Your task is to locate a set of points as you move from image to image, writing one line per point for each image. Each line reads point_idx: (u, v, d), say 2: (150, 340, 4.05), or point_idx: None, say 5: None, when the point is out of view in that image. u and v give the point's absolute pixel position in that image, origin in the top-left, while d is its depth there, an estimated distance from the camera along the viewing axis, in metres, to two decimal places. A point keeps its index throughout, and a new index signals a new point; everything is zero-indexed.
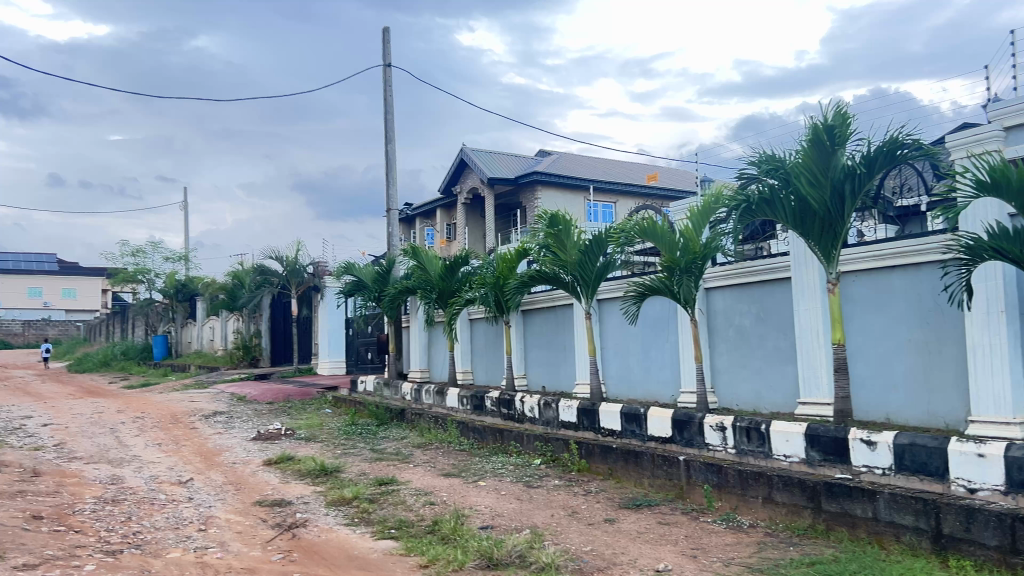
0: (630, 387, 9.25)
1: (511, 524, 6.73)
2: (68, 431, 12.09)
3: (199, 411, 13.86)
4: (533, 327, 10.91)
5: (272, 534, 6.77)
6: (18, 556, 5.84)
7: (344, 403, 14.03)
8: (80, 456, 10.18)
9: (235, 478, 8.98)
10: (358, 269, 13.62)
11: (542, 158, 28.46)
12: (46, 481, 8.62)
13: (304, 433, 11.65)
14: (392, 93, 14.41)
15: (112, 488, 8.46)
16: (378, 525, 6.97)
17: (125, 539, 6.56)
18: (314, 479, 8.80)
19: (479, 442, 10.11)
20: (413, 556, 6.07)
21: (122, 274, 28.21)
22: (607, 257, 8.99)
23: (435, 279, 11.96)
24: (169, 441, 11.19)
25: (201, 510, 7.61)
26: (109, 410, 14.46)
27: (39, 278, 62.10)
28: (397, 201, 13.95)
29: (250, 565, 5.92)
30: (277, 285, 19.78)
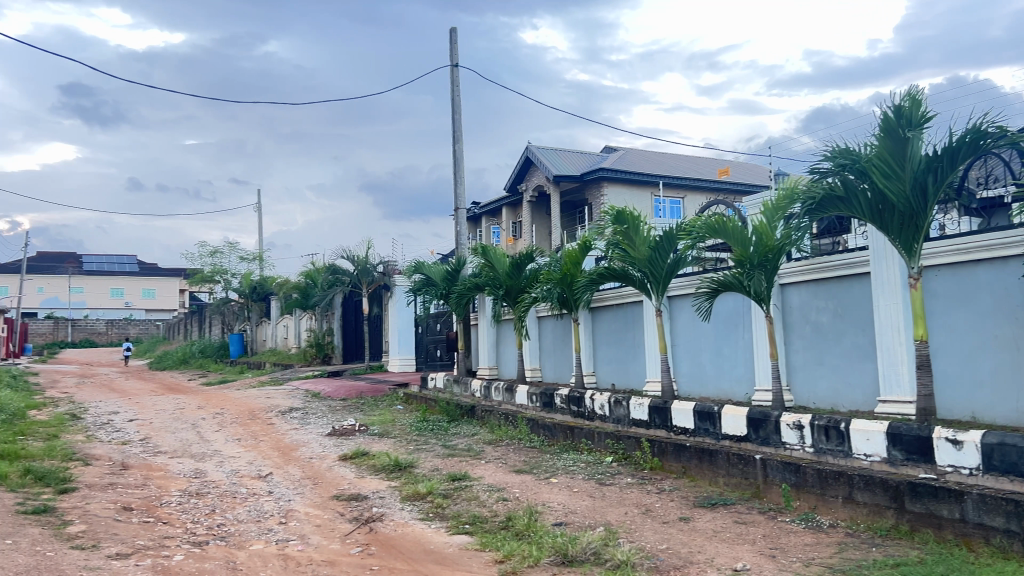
0: (702, 385, 9.15)
1: (585, 521, 6.74)
2: (153, 426, 12.54)
3: (275, 407, 14.21)
4: (601, 324, 10.87)
5: (350, 528, 6.90)
6: (112, 546, 6.09)
7: (415, 399, 14.20)
8: (165, 450, 10.54)
9: (312, 473, 9.18)
10: (427, 268, 13.78)
11: (609, 155, 28.30)
12: (135, 475, 8.95)
13: (377, 429, 11.84)
14: (460, 94, 14.53)
15: (196, 482, 8.74)
16: (452, 520, 7.04)
17: (210, 531, 6.77)
18: (389, 474, 8.95)
19: (549, 440, 10.13)
20: (488, 551, 6.13)
21: (199, 274, 29.08)
22: (677, 254, 8.90)
23: (503, 276, 12.00)
24: (248, 436, 11.51)
25: (281, 503, 7.81)
26: (190, 406, 14.94)
27: (121, 279, 64.42)
28: (464, 200, 14.04)
29: (330, 558, 6.05)
30: (348, 284, 20.17)
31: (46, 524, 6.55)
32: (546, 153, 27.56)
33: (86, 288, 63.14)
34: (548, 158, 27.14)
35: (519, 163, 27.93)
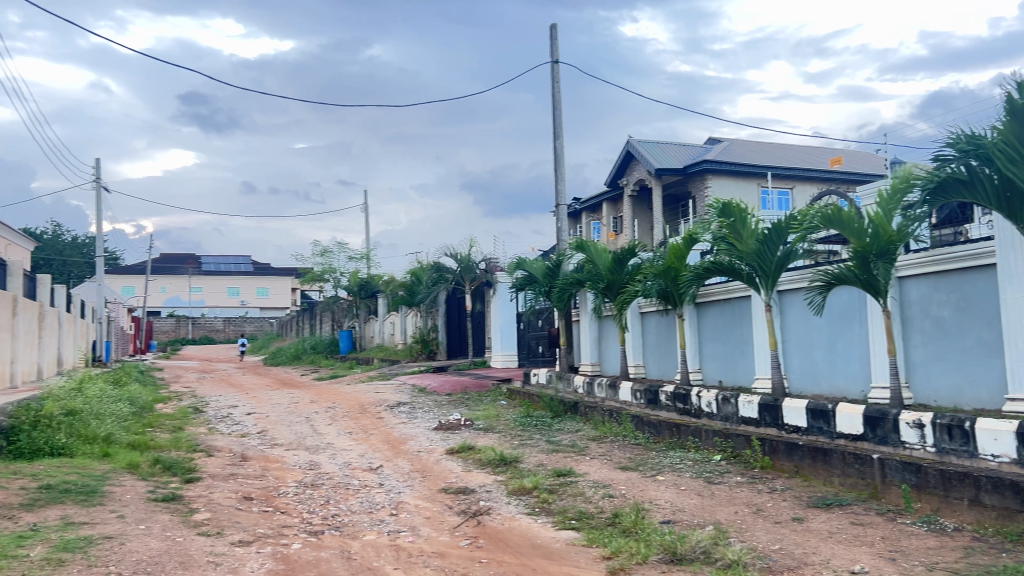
0: (815, 382, 8.88)
1: (694, 520, 6.64)
2: (270, 419, 13.04)
3: (384, 402, 14.57)
4: (707, 320, 10.69)
5: (458, 521, 7.02)
6: (235, 533, 6.39)
7: (518, 394, 14.26)
8: (281, 443, 10.97)
9: (420, 466, 9.37)
10: (528, 264, 13.82)
11: (712, 146, 27.72)
12: (254, 466, 9.36)
13: (482, 424, 11.98)
14: (560, 90, 14.52)
15: (311, 473, 9.07)
16: (558, 515, 7.06)
17: (325, 521, 7.01)
18: (494, 468, 9.06)
19: (655, 437, 10.00)
20: (596, 547, 6.12)
21: (310, 273, 30.08)
22: (787, 247, 8.66)
23: (604, 272, 11.93)
24: (359, 430, 11.85)
25: (392, 495, 8.00)
26: (304, 400, 15.48)
27: (237, 279, 67.26)
28: (565, 196, 14.03)
29: (439, 550, 6.17)
30: (451, 281, 20.46)
31: (175, 511, 6.92)
32: (647, 146, 27.23)
33: (205, 287, 66.23)
34: (649, 151, 26.80)
35: (620, 157, 27.70)
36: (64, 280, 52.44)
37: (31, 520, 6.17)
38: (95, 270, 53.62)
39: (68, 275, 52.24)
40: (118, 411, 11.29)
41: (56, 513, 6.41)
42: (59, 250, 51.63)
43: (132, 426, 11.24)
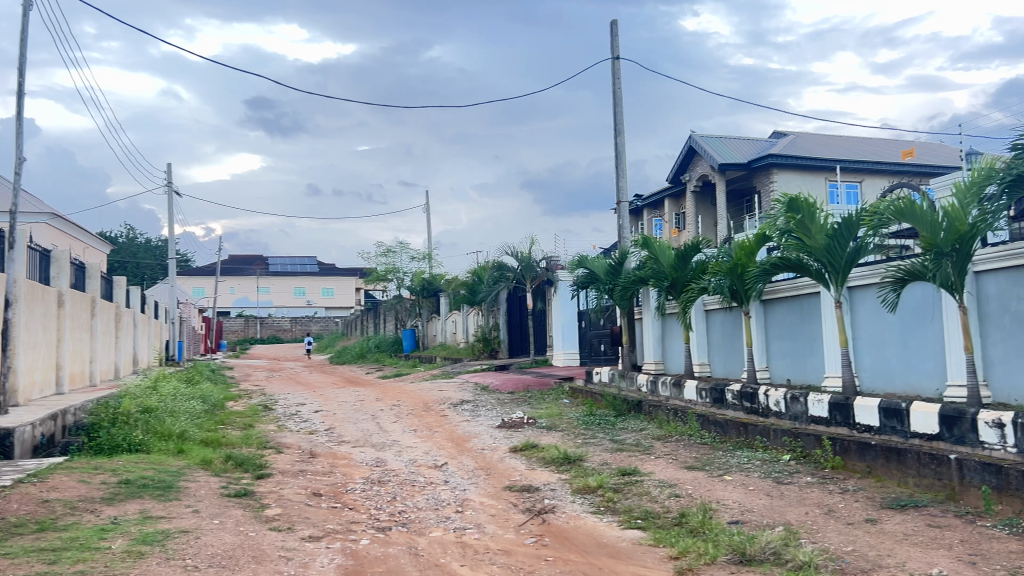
0: (888, 380, 8.64)
1: (763, 520, 6.53)
2: (336, 417, 13.26)
3: (447, 400, 14.67)
4: (774, 317, 10.49)
5: (524, 518, 7.04)
6: (305, 528, 6.51)
7: (580, 393, 14.21)
8: (349, 440, 11.13)
9: (484, 464, 9.42)
10: (590, 262, 13.72)
11: (778, 140, 27.22)
12: (322, 462, 9.53)
13: (545, 422, 11.98)
14: (621, 86, 14.42)
15: (378, 470, 9.19)
16: (624, 514, 7.02)
17: (392, 517, 7.09)
18: (558, 466, 9.05)
19: (721, 436, 9.87)
20: (663, 547, 6.06)
21: (374, 273, 30.47)
22: (858, 241, 8.44)
23: (668, 268, 11.80)
24: (423, 427, 11.96)
25: (457, 493, 8.06)
26: (369, 398, 15.70)
27: (303, 279, 68.51)
28: (627, 192, 13.93)
29: (505, 547, 6.19)
30: (513, 280, 20.50)
31: (248, 506, 7.08)
32: (709, 141, 26.87)
33: (272, 288, 67.67)
34: (712, 146, 26.44)
35: (682, 153, 27.39)
36: (138, 281, 54.16)
37: (112, 513, 6.39)
38: (167, 272, 55.31)
39: (142, 275, 53.92)
40: (191, 408, 11.62)
41: (135, 507, 6.62)
42: (133, 252, 53.34)
43: (205, 423, 11.55)
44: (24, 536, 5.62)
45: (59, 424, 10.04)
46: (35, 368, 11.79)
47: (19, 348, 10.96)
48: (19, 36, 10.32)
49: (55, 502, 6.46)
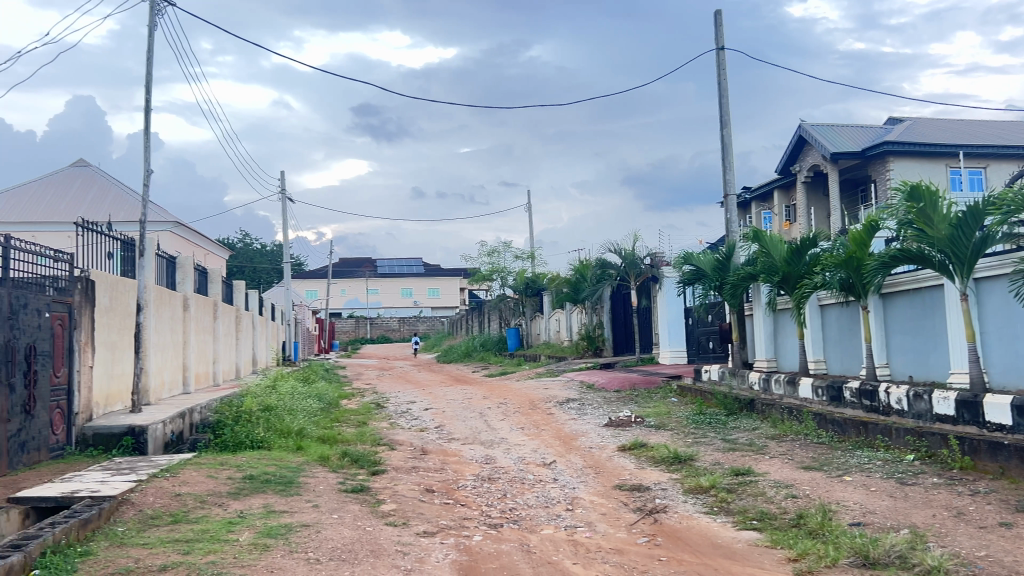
0: (1021, 377, 8.14)
1: (887, 522, 6.27)
2: (445, 415, 13.49)
3: (554, 398, 14.71)
4: (895, 312, 10.05)
5: (635, 518, 6.99)
6: (419, 524, 6.64)
7: (689, 391, 13.98)
8: (458, 437, 11.31)
9: (593, 462, 9.40)
10: (696, 258, 13.48)
11: (894, 126, 26.06)
12: (433, 459, 9.72)
13: (653, 420, 11.85)
14: (726, 77, 14.12)
15: (488, 467, 9.29)
16: (739, 515, 6.87)
17: (504, 514, 7.16)
18: (669, 466, 8.94)
19: (839, 436, 9.53)
20: (781, 548, 5.91)
21: (478, 273, 30.81)
22: (984, 231, 8.02)
23: (781, 263, 11.49)
24: (531, 425, 12.02)
25: (567, 491, 8.06)
26: (476, 396, 15.89)
27: (409, 280, 69.92)
28: (734, 186, 13.62)
29: (618, 546, 6.16)
30: (616, 278, 20.38)
31: (365, 501, 7.30)
32: (820, 130, 25.97)
33: (380, 288, 69.34)
34: (823, 135, 25.55)
35: (791, 142, 26.59)
36: (255, 285, 56.48)
37: (238, 507, 6.69)
38: (281, 275, 57.46)
39: (259, 279, 56.25)
40: (308, 407, 12.05)
41: (259, 501, 6.91)
42: (249, 257, 55.71)
43: (321, 421, 11.95)
44: (160, 527, 5.96)
45: (187, 421, 10.58)
46: (164, 369, 12.46)
47: (149, 350, 11.62)
48: (145, 56, 10.94)
49: (187, 496, 6.81)
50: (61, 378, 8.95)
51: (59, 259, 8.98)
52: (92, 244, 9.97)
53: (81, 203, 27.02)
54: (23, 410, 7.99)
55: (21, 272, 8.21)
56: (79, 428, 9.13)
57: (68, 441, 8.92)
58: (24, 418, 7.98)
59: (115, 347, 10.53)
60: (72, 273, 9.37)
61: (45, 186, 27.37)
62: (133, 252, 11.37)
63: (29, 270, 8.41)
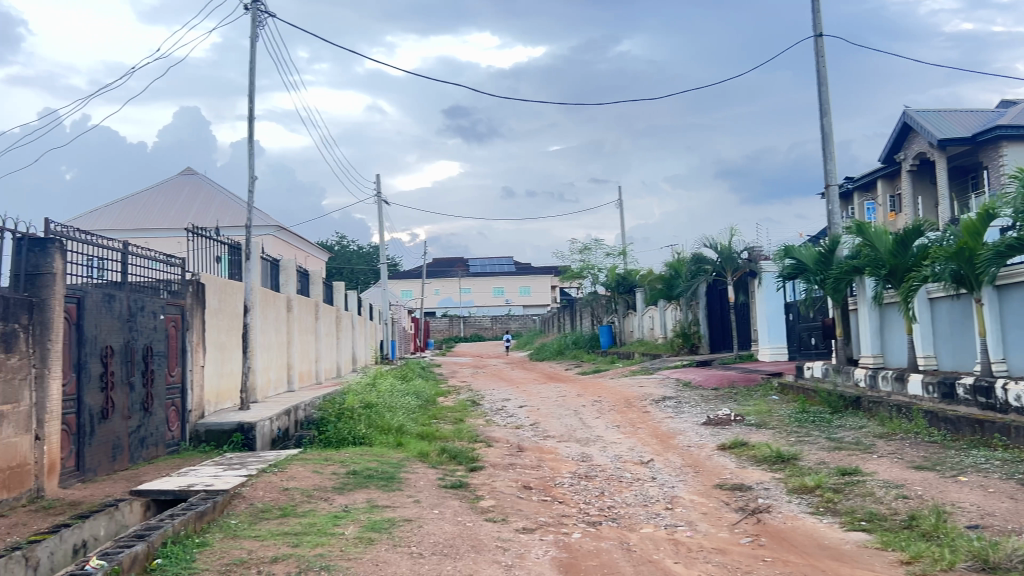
0: None
1: (1007, 526, 5.97)
2: (541, 412, 13.54)
3: (650, 395, 14.57)
4: (1012, 304, 9.54)
5: (738, 518, 6.86)
6: (518, 520, 6.69)
7: (791, 390, 13.61)
8: (554, 435, 11.33)
9: (693, 461, 9.26)
10: (797, 252, 13.12)
11: (1007, 109, 24.73)
12: (530, 456, 9.76)
13: (754, 419, 11.61)
14: (825, 64, 13.69)
15: (585, 465, 9.28)
16: (847, 516, 6.66)
17: (602, 512, 7.14)
18: (771, 465, 8.73)
19: (954, 434, 9.10)
20: (892, 551, 5.69)
21: (569, 271, 30.75)
22: None
23: (886, 256, 11.07)
24: (627, 423, 11.93)
25: (666, 490, 7.97)
26: (571, 394, 15.88)
27: (501, 279, 70.39)
28: (835, 176, 13.19)
29: (720, 546, 6.06)
30: (713, 273, 20.01)
31: (464, 498, 7.39)
32: (927, 116, 24.88)
33: (473, 288, 70.06)
34: (930, 121, 24.47)
35: (896, 129, 25.56)
36: (353, 286, 57.94)
37: (343, 502, 6.88)
38: (377, 276, 58.76)
39: (356, 280, 57.73)
40: (407, 404, 12.30)
41: (363, 496, 7.09)
42: (346, 258, 57.23)
43: (419, 417, 12.17)
44: (271, 520, 6.18)
45: (292, 419, 10.94)
46: (270, 368, 12.92)
47: (256, 350, 12.06)
48: (248, 66, 11.36)
49: (295, 491, 7.04)
50: (176, 378, 9.39)
51: (170, 263, 9.39)
52: (202, 249, 10.41)
53: (191, 209, 28.28)
54: (142, 407, 8.42)
55: (138, 276, 8.63)
56: (192, 425, 9.58)
57: (182, 437, 9.37)
58: (143, 415, 8.41)
59: (225, 347, 10.98)
60: (184, 276, 9.80)
61: (157, 194, 28.75)
62: (240, 255, 11.81)
63: (144, 275, 8.81)
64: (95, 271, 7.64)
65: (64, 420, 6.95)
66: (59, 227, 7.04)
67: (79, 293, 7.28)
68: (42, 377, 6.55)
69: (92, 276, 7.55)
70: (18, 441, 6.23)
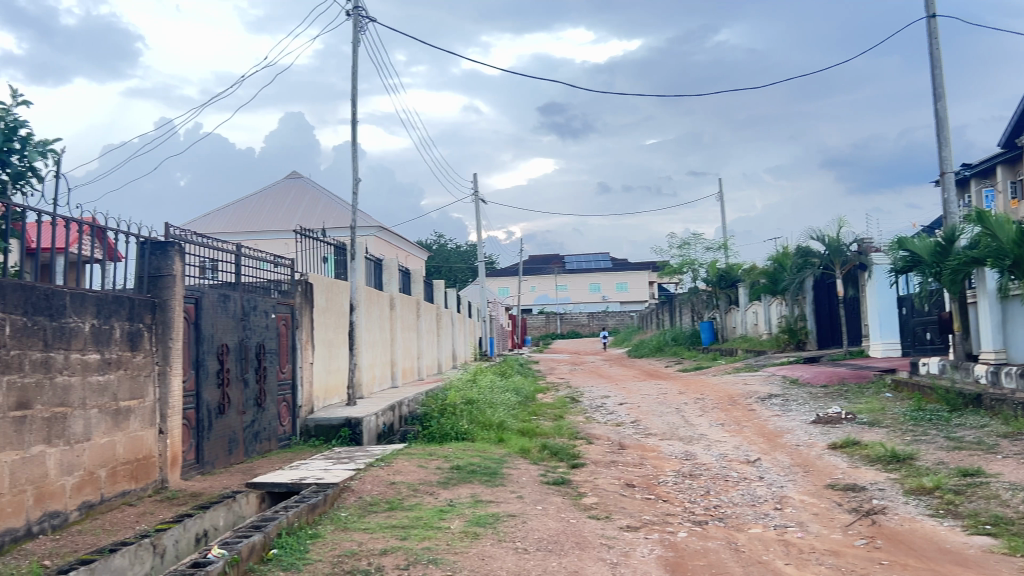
0: None
1: None
2: (642, 410, 13.40)
3: (754, 393, 14.22)
4: None
5: (851, 519, 6.62)
6: (623, 518, 6.64)
7: (905, 386, 13.05)
8: (656, 432, 11.21)
9: (802, 460, 9.00)
10: (911, 243, 12.57)
11: None
12: (632, 454, 9.68)
13: (867, 417, 11.21)
14: (939, 45, 13.05)
15: (688, 463, 9.14)
16: (969, 519, 6.34)
17: (708, 511, 7.01)
18: (886, 465, 8.39)
19: None
20: (1021, 557, 5.39)
21: (668, 267, 30.35)
22: None
23: (1008, 245, 10.49)
24: (731, 421, 11.69)
25: (774, 490, 7.77)
26: (673, 391, 15.67)
27: (598, 275, 70.06)
28: (952, 163, 12.58)
29: (833, 548, 5.86)
30: (820, 266, 19.47)
31: (566, 494, 7.40)
32: None
33: (569, 284, 70.09)
34: None
35: (1017, 112, 24.15)
36: (451, 284, 58.79)
37: (448, 496, 6.99)
38: (475, 274, 59.45)
39: (454, 278, 58.51)
40: (507, 400, 12.38)
41: (467, 491, 7.18)
42: (445, 258, 58.04)
43: (519, 413, 12.25)
44: (379, 513, 6.33)
45: (397, 414, 11.17)
46: (376, 364, 13.26)
47: (362, 347, 12.38)
48: (350, 71, 11.66)
49: (401, 484, 7.19)
50: (287, 374, 9.74)
51: (279, 263, 9.72)
52: (309, 250, 10.75)
53: (297, 212, 29.22)
54: (256, 403, 8.76)
55: (251, 277, 8.97)
56: (303, 420, 9.93)
57: (293, 431, 9.72)
58: (257, 410, 8.76)
59: (332, 344, 11.32)
60: (293, 276, 10.14)
61: (266, 198, 29.76)
62: (345, 255, 12.13)
63: (256, 276, 9.15)
64: (211, 272, 7.97)
65: (185, 415, 7.30)
66: (178, 231, 7.38)
67: (197, 293, 7.61)
68: (164, 373, 6.90)
69: (208, 277, 7.88)
70: (143, 434, 6.58)
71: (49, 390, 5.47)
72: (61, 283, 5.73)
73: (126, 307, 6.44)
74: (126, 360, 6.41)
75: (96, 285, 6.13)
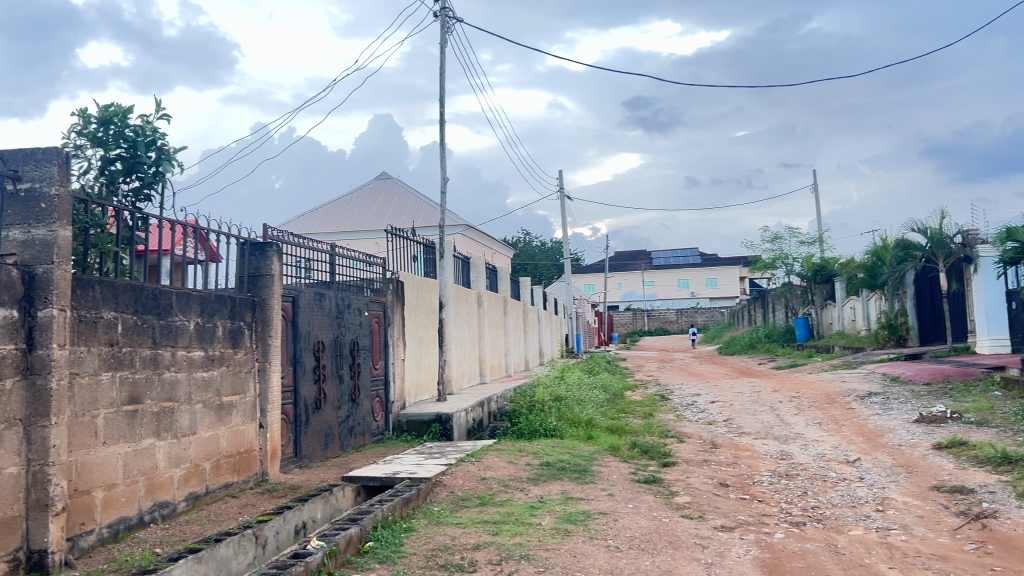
0: None
1: None
2: (734, 408, 13.15)
3: (853, 391, 13.78)
4: None
5: (959, 523, 6.34)
6: (717, 518, 6.53)
7: (1015, 385, 12.39)
8: (749, 431, 10.98)
9: (905, 461, 8.67)
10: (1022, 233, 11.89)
11: None
12: (726, 453, 9.51)
13: (974, 416, 10.71)
14: None
15: (784, 463, 8.92)
16: None
17: (806, 512, 6.83)
18: (997, 467, 8.00)
19: None
20: None
21: (760, 262, 29.69)
22: None
23: None
24: (829, 421, 11.34)
25: (875, 491, 7.51)
26: (766, 389, 15.30)
27: (687, 271, 68.95)
28: None
29: (940, 552, 5.63)
30: (922, 259, 18.48)
31: (658, 493, 7.33)
32: None
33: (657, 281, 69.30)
34: None
35: None
36: (537, 282, 58.89)
37: (538, 492, 7.01)
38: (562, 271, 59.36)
39: (541, 276, 58.63)
40: (596, 398, 12.32)
41: (558, 488, 7.19)
42: (531, 255, 58.16)
43: (609, 411, 12.18)
44: (471, 508, 6.39)
45: (486, 410, 11.26)
46: (464, 361, 13.41)
47: (451, 343, 12.53)
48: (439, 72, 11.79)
49: (492, 480, 7.25)
50: (380, 371, 9.94)
51: (371, 262, 9.92)
52: (400, 249, 10.92)
53: (387, 212, 29.79)
54: (350, 399, 8.97)
55: (344, 276, 9.18)
56: (395, 415, 10.11)
57: (387, 427, 9.94)
58: (351, 406, 8.97)
59: (422, 341, 11.50)
60: (385, 275, 10.33)
61: (357, 199, 30.46)
62: (433, 253, 12.29)
63: (350, 275, 9.35)
64: (307, 272, 8.19)
65: (284, 410, 7.53)
66: (276, 233, 7.62)
67: (294, 292, 7.84)
68: (265, 369, 7.13)
69: (304, 277, 8.10)
70: (245, 428, 6.82)
71: (158, 386, 5.72)
72: (167, 283, 5.98)
73: (227, 305, 6.68)
74: (229, 356, 6.65)
75: (199, 285, 6.37)
